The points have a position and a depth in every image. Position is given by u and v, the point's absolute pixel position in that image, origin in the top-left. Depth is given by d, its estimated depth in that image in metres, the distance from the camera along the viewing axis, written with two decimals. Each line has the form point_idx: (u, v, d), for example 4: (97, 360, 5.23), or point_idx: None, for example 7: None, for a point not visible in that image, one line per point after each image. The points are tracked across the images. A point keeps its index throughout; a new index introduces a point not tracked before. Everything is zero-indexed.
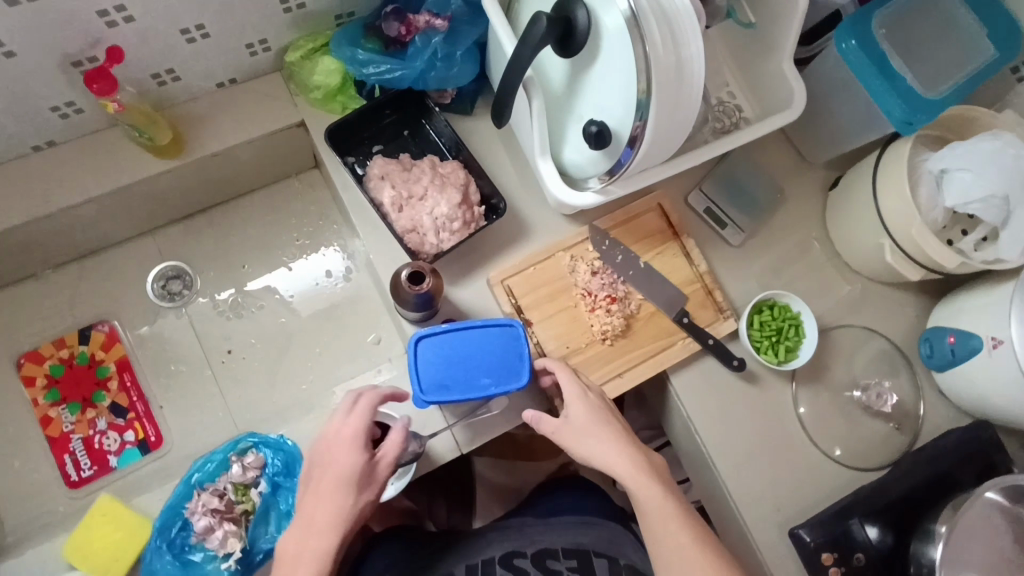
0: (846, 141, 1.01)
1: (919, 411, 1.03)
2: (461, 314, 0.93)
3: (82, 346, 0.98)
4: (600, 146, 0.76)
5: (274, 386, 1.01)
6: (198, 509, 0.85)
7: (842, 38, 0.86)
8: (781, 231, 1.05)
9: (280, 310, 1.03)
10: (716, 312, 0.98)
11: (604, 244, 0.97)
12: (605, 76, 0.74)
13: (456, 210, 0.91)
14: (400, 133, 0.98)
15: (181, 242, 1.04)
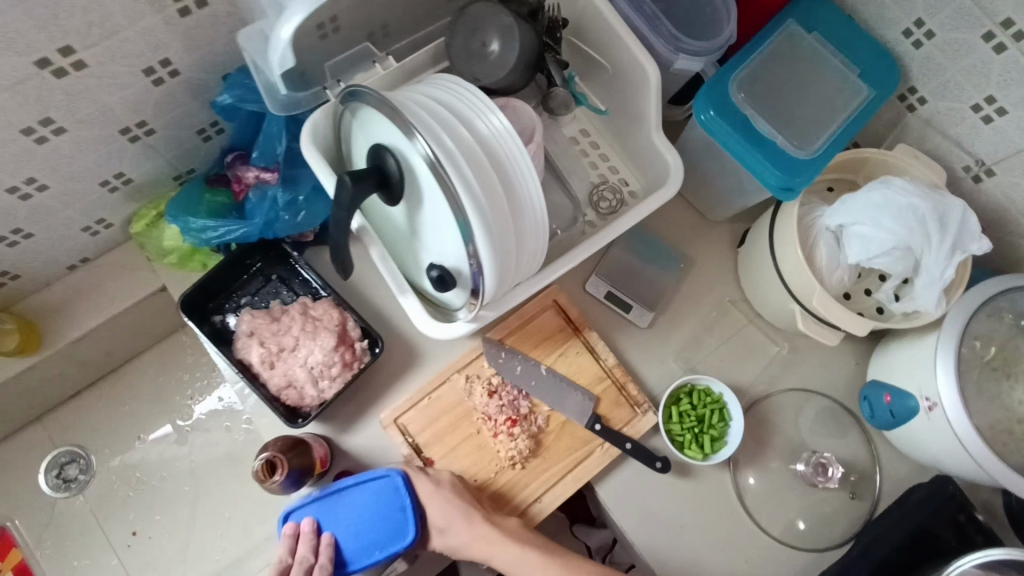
0: (740, 199, 0.95)
1: (874, 470, 0.95)
2: (358, 463, 0.87)
3: None
4: (446, 288, 0.70)
5: (185, 561, 0.96)
6: None
7: (700, 109, 0.78)
8: (693, 301, 0.98)
9: (182, 476, 0.99)
10: (632, 408, 0.91)
11: (500, 357, 0.90)
12: (433, 218, 0.68)
13: (332, 355, 0.85)
14: (270, 279, 0.91)
15: (71, 423, 0.99)
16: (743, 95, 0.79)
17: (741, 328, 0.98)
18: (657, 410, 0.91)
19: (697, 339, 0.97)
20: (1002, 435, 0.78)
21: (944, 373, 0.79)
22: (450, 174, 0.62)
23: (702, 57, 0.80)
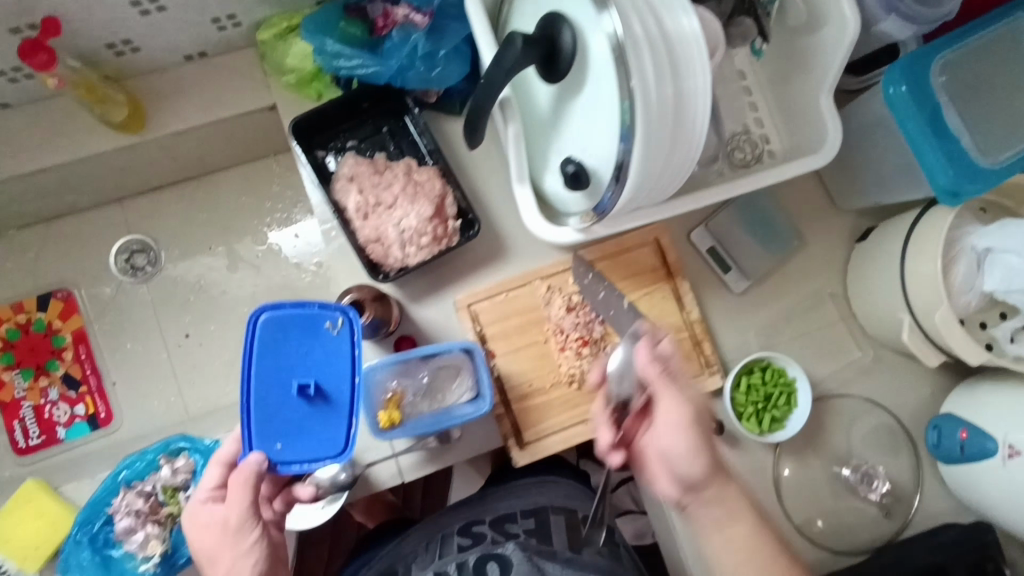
0: (879, 193, 0.88)
1: (912, 498, 0.94)
2: (421, 334, 0.87)
3: (40, 313, 0.95)
4: (579, 187, 0.66)
5: (228, 377, 0.98)
6: (121, 508, 0.78)
7: (892, 81, 0.71)
8: (793, 282, 0.94)
9: (242, 298, 0.99)
10: (701, 366, 0.90)
11: (587, 276, 0.86)
12: (587, 108, 0.64)
13: (426, 225, 0.83)
14: (379, 130, 0.87)
15: (148, 214, 0.99)
16: (943, 78, 0.72)
17: (830, 324, 0.94)
18: (726, 376, 0.89)
19: (785, 321, 0.93)
20: None
21: None
22: (631, 64, 0.57)
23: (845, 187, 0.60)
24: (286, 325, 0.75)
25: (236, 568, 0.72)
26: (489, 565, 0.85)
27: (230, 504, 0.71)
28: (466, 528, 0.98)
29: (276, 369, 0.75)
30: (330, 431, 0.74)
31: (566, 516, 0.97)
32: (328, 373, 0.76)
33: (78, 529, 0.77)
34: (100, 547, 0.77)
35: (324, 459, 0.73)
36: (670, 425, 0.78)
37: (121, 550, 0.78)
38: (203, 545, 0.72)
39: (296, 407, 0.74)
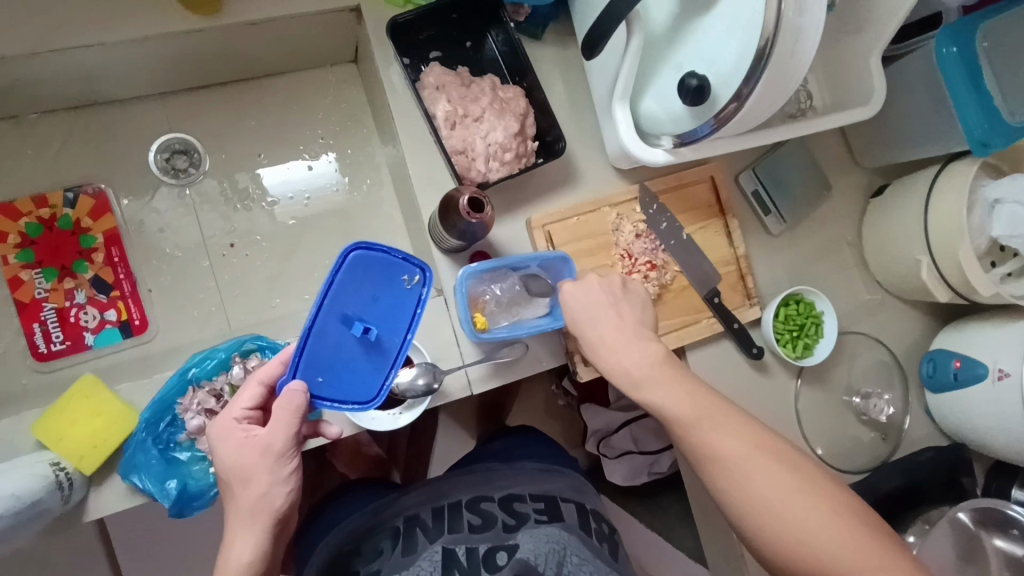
0: (900, 150, 1.00)
1: (904, 424, 1.06)
2: (493, 251, 0.88)
3: (67, 209, 0.87)
4: (696, 103, 0.71)
5: (273, 292, 0.94)
6: (191, 407, 0.74)
7: (943, 43, 0.84)
8: (818, 228, 1.04)
9: (289, 210, 0.96)
10: (744, 297, 0.97)
11: (652, 207, 0.92)
12: (718, 29, 0.69)
13: (511, 140, 0.83)
14: (462, 45, 0.89)
15: (192, 115, 0.94)
16: (985, 44, 0.84)
17: (846, 268, 1.06)
18: (765, 307, 0.97)
19: (808, 263, 1.03)
20: None
21: None
22: None
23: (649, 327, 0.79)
24: (371, 266, 0.71)
25: (270, 494, 0.65)
26: (501, 554, 0.85)
27: (275, 424, 0.66)
28: (473, 503, 0.97)
29: (345, 306, 0.70)
30: (367, 381, 0.72)
31: (574, 504, 0.98)
32: (390, 323, 0.73)
33: (144, 428, 0.72)
34: (164, 448, 0.73)
35: (352, 405, 0.71)
36: (596, 303, 0.78)
37: (189, 449, 0.74)
38: (236, 466, 0.66)
39: (348, 346, 0.71)
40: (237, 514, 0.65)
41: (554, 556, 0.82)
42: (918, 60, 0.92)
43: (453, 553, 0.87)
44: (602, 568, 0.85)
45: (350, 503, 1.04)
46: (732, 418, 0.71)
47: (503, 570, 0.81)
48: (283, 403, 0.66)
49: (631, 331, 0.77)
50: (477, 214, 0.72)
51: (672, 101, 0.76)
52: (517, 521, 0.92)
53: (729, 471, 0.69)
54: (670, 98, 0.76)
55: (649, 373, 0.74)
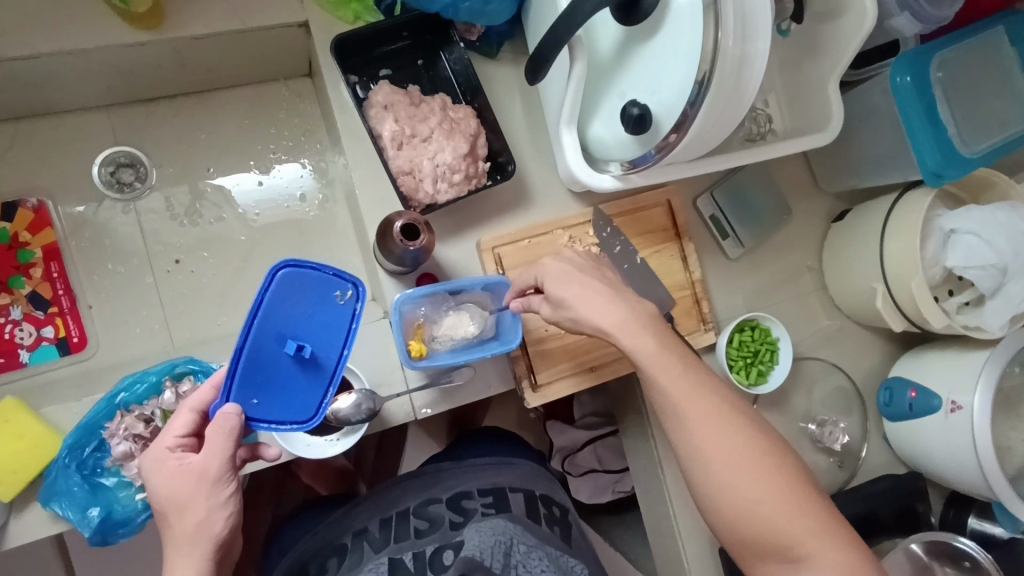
0: (860, 176, 0.99)
1: (861, 452, 1.05)
2: (440, 272, 0.87)
3: (5, 223, 0.85)
4: (639, 131, 0.70)
5: (218, 309, 0.92)
6: (118, 432, 0.72)
7: (898, 72, 0.83)
8: (777, 252, 1.03)
9: (238, 226, 0.94)
10: (699, 322, 0.96)
11: (605, 231, 0.91)
12: (660, 55, 0.68)
13: (460, 161, 0.82)
14: (414, 63, 0.88)
15: (139, 128, 0.92)
16: (939, 74, 0.84)
17: (806, 293, 1.04)
18: (719, 333, 0.95)
19: (767, 287, 1.02)
20: (1000, 455, 0.90)
21: (986, 387, 0.88)
22: (720, 14, 0.62)
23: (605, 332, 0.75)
24: (302, 283, 0.68)
25: (208, 521, 0.61)
26: (447, 553, 0.82)
27: (209, 449, 0.62)
28: (421, 507, 0.91)
29: (276, 327, 0.67)
30: (306, 399, 0.69)
31: (524, 494, 0.93)
32: (327, 340, 0.69)
33: (67, 454, 0.71)
34: (89, 474, 0.71)
35: (290, 424, 0.68)
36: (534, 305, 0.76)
37: (116, 475, 0.72)
38: (170, 496, 0.61)
39: (283, 366, 0.68)
40: (174, 545, 0.61)
41: (500, 549, 0.79)
42: (876, 87, 0.91)
43: (399, 561, 0.82)
44: (550, 554, 0.82)
45: (297, 523, 1.02)
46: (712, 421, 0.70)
47: (451, 569, 0.78)
48: (216, 426, 0.62)
49: (604, 304, 0.74)
50: (413, 241, 0.72)
51: (618, 127, 0.75)
52: (464, 518, 0.88)
53: (686, 443, 0.70)
54: (616, 123, 0.75)
55: (627, 341, 0.72)
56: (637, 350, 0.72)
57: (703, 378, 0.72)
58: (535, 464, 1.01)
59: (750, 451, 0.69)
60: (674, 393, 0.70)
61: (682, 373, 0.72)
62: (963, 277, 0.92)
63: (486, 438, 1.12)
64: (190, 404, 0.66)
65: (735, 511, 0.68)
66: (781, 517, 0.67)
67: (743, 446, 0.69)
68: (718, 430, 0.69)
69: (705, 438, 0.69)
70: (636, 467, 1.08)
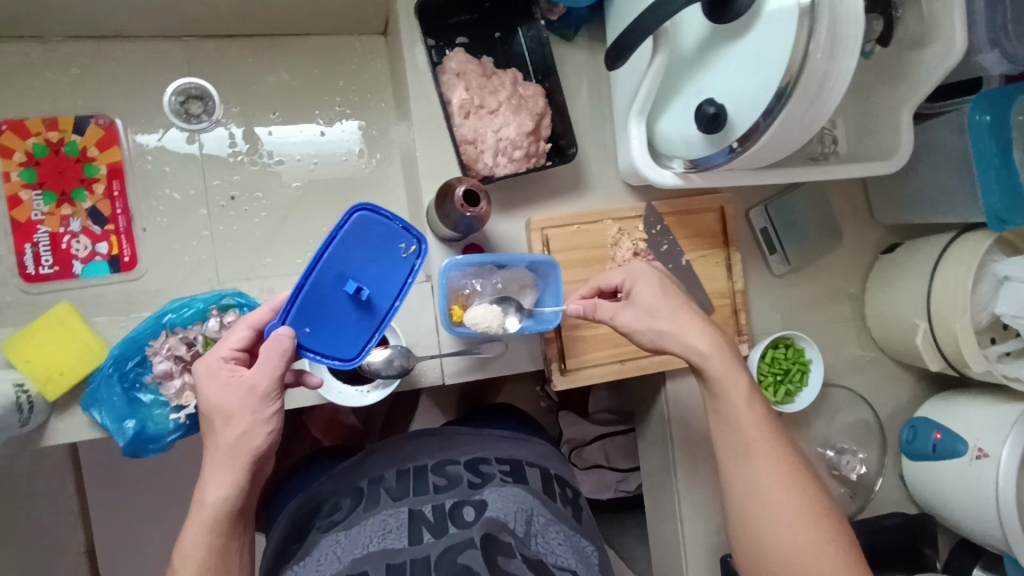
0: (916, 210, 0.97)
1: (875, 485, 1.04)
2: (487, 245, 0.88)
3: (76, 136, 0.87)
4: (711, 130, 0.70)
5: (266, 252, 0.93)
6: (162, 351, 0.74)
7: (978, 110, 0.82)
8: (822, 275, 1.02)
9: (295, 173, 0.95)
10: (734, 334, 0.95)
11: (655, 228, 0.91)
12: (743, 60, 0.67)
13: (523, 139, 0.82)
14: (490, 34, 0.88)
15: (213, 63, 0.93)
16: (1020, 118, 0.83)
17: (843, 320, 1.03)
18: (753, 346, 0.95)
19: (807, 309, 1.02)
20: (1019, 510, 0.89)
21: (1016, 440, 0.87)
22: (813, 24, 0.60)
23: (708, 347, 0.76)
24: (372, 228, 0.69)
25: (251, 433, 0.65)
26: (467, 510, 0.82)
27: (259, 366, 0.65)
28: (438, 466, 0.92)
29: (340, 265, 0.69)
30: (352, 339, 0.71)
31: (539, 469, 0.95)
32: (384, 287, 0.71)
33: (111, 364, 0.72)
34: (129, 387, 0.73)
35: (332, 359, 0.70)
36: (653, 290, 0.78)
37: (153, 393, 0.74)
38: (219, 405, 0.64)
39: (339, 303, 0.70)
40: (218, 450, 0.65)
41: (522, 516, 0.81)
42: (950, 123, 0.90)
43: (418, 512, 0.83)
44: (564, 531, 0.85)
45: (309, 469, 1.05)
46: (785, 473, 0.71)
47: (473, 526, 0.78)
48: (270, 346, 0.65)
49: (692, 327, 0.77)
50: (472, 208, 0.72)
51: (687, 125, 0.75)
52: (482, 481, 0.89)
53: (740, 480, 0.72)
54: (686, 120, 0.75)
55: (717, 365, 0.75)
56: (724, 381, 0.75)
57: (779, 429, 0.75)
58: (547, 444, 1.04)
59: (810, 503, 0.70)
60: (752, 433, 0.73)
61: (759, 418, 0.74)
62: (1009, 327, 0.90)
63: (497, 414, 1.13)
64: (248, 321, 0.68)
65: (779, 557, 0.68)
66: (824, 573, 0.67)
67: (801, 497, 0.70)
68: (781, 480, 0.71)
69: (766, 480, 0.71)
70: (645, 466, 1.09)
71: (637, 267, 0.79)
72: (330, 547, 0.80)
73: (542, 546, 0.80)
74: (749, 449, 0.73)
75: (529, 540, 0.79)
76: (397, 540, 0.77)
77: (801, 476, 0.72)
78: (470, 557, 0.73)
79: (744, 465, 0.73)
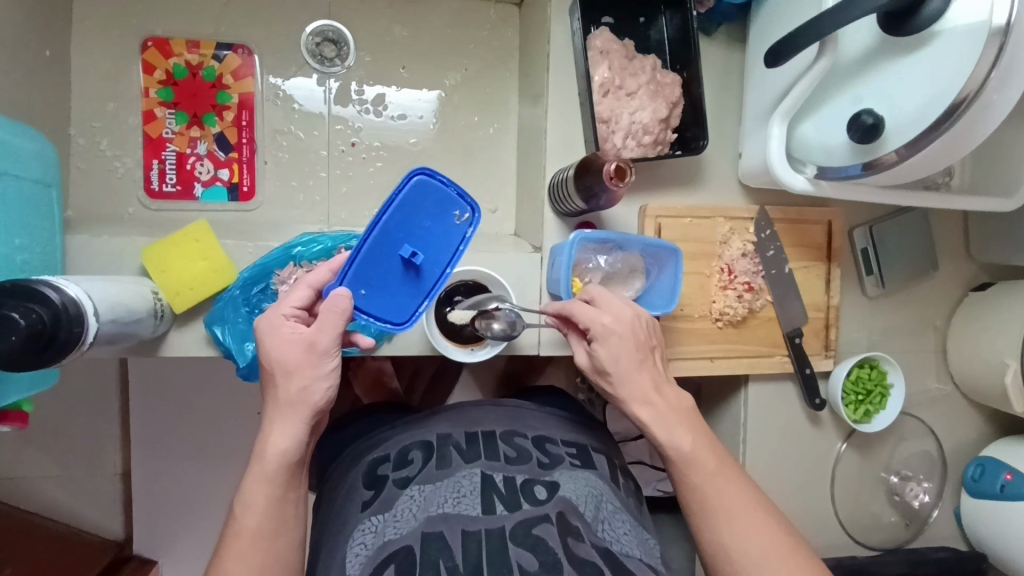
0: (1018, 251, 0.97)
1: (931, 517, 1.05)
2: (599, 224, 0.89)
3: (214, 62, 0.88)
4: (863, 140, 0.71)
5: (377, 202, 0.95)
6: (288, 281, 0.75)
7: None
8: (912, 304, 1.03)
9: (414, 129, 0.96)
10: (823, 348, 0.96)
11: (765, 232, 0.91)
12: (912, 77, 0.67)
13: (655, 125, 0.84)
14: (635, 18, 0.89)
15: (352, 8, 0.94)
16: None
17: (925, 351, 1.04)
18: (838, 363, 0.95)
19: (892, 335, 1.02)
20: None
21: None
22: (1003, 48, 0.60)
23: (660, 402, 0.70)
24: (428, 193, 0.69)
25: (310, 388, 0.66)
26: (540, 487, 0.83)
27: (319, 325, 0.66)
28: (506, 436, 0.94)
29: (392, 231, 0.69)
30: (404, 304, 0.71)
31: (605, 457, 0.96)
32: (436, 254, 0.71)
33: (240, 287, 0.74)
34: (252, 312, 0.75)
35: (385, 323, 0.71)
36: (619, 337, 0.71)
37: None
38: (280, 360, 0.65)
39: (392, 268, 0.70)
40: (279, 403, 0.66)
41: (592, 501, 0.83)
42: None
43: (491, 478, 0.84)
44: (631, 521, 0.86)
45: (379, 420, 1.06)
46: (757, 525, 0.65)
47: (546, 503, 0.79)
48: (328, 305, 0.66)
49: (649, 387, 0.71)
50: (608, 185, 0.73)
51: (833, 132, 0.76)
52: (552, 461, 0.90)
53: (711, 548, 0.66)
54: (833, 128, 0.76)
55: (662, 436, 0.69)
56: (670, 445, 0.69)
57: (739, 478, 0.68)
58: (601, 431, 1.05)
59: (789, 552, 0.64)
60: (711, 493, 0.67)
61: (714, 472, 0.67)
62: None
63: (555, 395, 1.15)
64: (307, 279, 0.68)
65: None
66: None
67: (780, 548, 0.64)
68: (750, 535, 0.64)
69: (738, 540, 0.64)
70: None
71: (612, 314, 0.71)
72: (406, 503, 0.80)
73: (608, 533, 0.80)
74: (710, 508, 0.66)
75: (597, 525, 0.80)
76: (471, 505, 0.78)
77: (774, 524, 0.65)
78: (544, 531, 0.74)
79: (712, 532, 0.66)
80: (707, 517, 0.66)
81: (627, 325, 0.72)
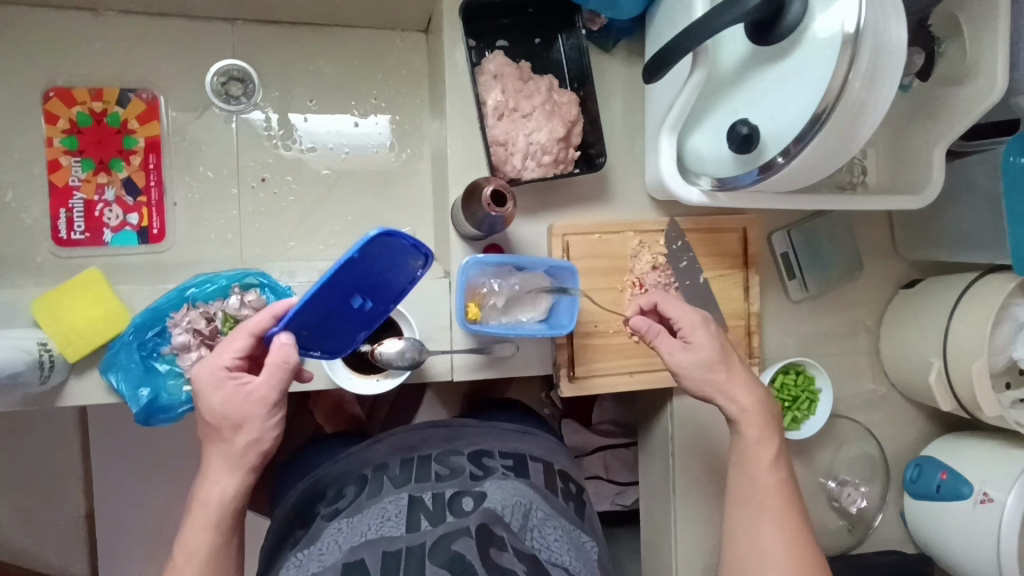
0: (939, 248, 0.96)
1: (874, 521, 1.03)
2: (508, 246, 0.89)
3: (118, 107, 0.89)
4: (742, 151, 0.71)
5: (291, 236, 0.95)
6: (181, 323, 0.76)
7: (1012, 152, 0.82)
8: (840, 306, 1.02)
9: (326, 161, 0.97)
10: (745, 355, 0.95)
11: (677, 243, 0.91)
12: (781, 84, 0.67)
13: (554, 144, 0.84)
14: (531, 40, 0.89)
15: (256, 47, 0.95)
16: None
17: (858, 353, 1.03)
18: (764, 370, 0.94)
19: (822, 338, 1.01)
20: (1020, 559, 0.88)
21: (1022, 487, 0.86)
22: (856, 53, 0.61)
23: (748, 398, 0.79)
24: (388, 251, 0.68)
25: (261, 438, 0.66)
26: (467, 499, 0.81)
27: (268, 376, 0.65)
28: (442, 455, 0.92)
29: (346, 283, 0.68)
30: (344, 338, 0.74)
31: (543, 465, 0.95)
32: (382, 296, 0.73)
33: (132, 332, 0.74)
34: (146, 355, 0.75)
35: (324, 356, 0.74)
36: (704, 344, 0.79)
37: (169, 363, 0.76)
38: (227, 414, 0.65)
39: (338, 312, 0.71)
40: (222, 456, 0.65)
41: (519, 510, 0.81)
42: (984, 163, 0.90)
43: (418, 499, 0.82)
44: (565, 529, 0.84)
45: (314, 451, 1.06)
46: (789, 513, 0.74)
47: (469, 515, 0.78)
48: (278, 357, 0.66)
49: (743, 388, 0.79)
50: (497, 208, 0.73)
51: (719, 142, 0.76)
52: (484, 473, 0.89)
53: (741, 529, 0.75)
54: (719, 139, 0.75)
55: (753, 431, 0.78)
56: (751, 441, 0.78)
57: (795, 486, 0.77)
58: (555, 439, 1.05)
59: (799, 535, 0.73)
60: (766, 486, 0.76)
61: (774, 468, 0.77)
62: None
63: (502, 408, 1.15)
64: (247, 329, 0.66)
65: None
66: None
67: (795, 534, 0.73)
68: (780, 526, 0.74)
69: (766, 527, 0.74)
70: (645, 480, 1.09)
71: (698, 319, 0.80)
72: (331, 536, 0.79)
73: (537, 541, 0.79)
74: (759, 499, 0.75)
75: (524, 534, 0.78)
76: (395, 526, 0.77)
77: (799, 515, 0.75)
78: (463, 546, 0.73)
79: (748, 518, 0.75)
80: (762, 505, 0.75)
81: (706, 329, 0.80)
